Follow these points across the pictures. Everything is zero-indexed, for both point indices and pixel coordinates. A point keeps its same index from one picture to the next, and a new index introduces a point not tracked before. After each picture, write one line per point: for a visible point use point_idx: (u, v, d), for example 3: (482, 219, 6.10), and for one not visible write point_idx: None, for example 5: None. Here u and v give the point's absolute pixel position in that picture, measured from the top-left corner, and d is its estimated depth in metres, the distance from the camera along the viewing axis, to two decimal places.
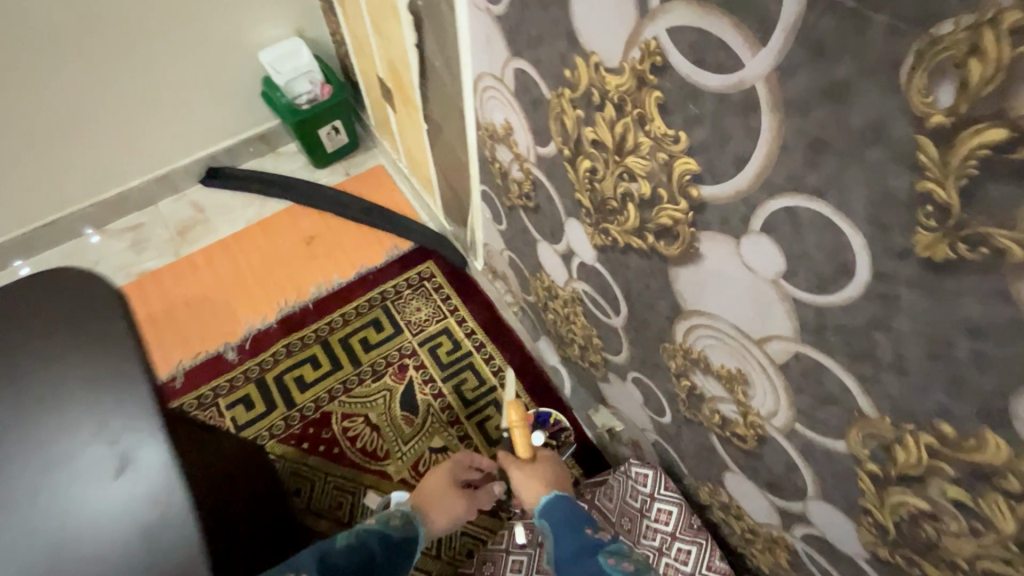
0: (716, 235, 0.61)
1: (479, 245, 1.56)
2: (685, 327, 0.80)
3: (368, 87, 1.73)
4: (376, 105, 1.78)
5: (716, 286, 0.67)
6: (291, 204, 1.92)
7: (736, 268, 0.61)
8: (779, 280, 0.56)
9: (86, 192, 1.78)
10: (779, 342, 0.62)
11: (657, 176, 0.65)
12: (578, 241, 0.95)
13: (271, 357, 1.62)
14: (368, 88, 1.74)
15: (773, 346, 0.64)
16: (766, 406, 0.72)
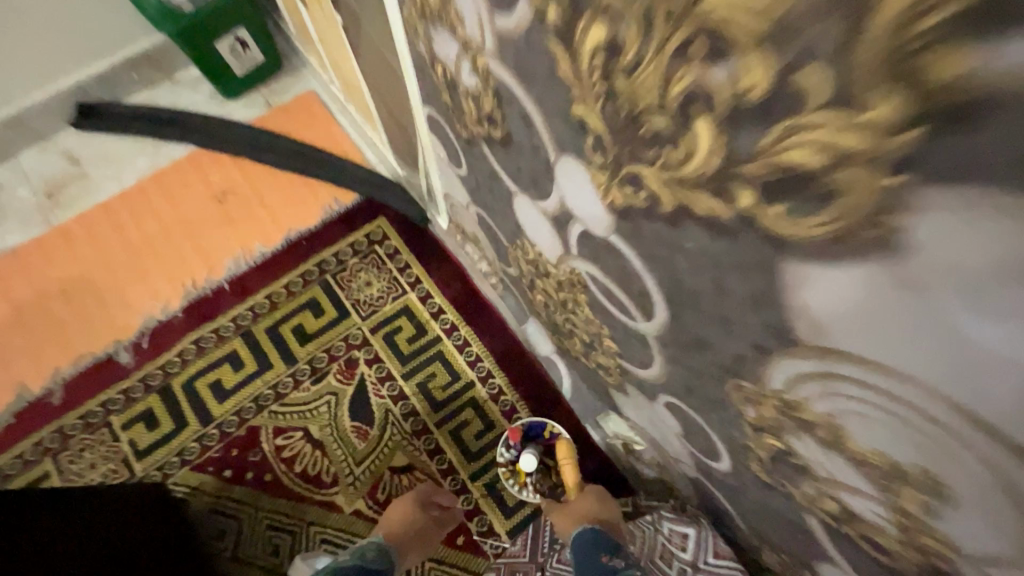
0: (982, 215, 0.23)
1: (439, 196, 1.14)
2: (792, 371, 0.41)
3: None
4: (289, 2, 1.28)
5: (918, 324, 0.29)
6: (195, 149, 1.46)
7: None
8: None
9: None
10: None
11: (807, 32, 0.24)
12: (579, 198, 0.54)
13: (176, 358, 1.23)
14: None
15: None
16: (977, 539, 0.36)
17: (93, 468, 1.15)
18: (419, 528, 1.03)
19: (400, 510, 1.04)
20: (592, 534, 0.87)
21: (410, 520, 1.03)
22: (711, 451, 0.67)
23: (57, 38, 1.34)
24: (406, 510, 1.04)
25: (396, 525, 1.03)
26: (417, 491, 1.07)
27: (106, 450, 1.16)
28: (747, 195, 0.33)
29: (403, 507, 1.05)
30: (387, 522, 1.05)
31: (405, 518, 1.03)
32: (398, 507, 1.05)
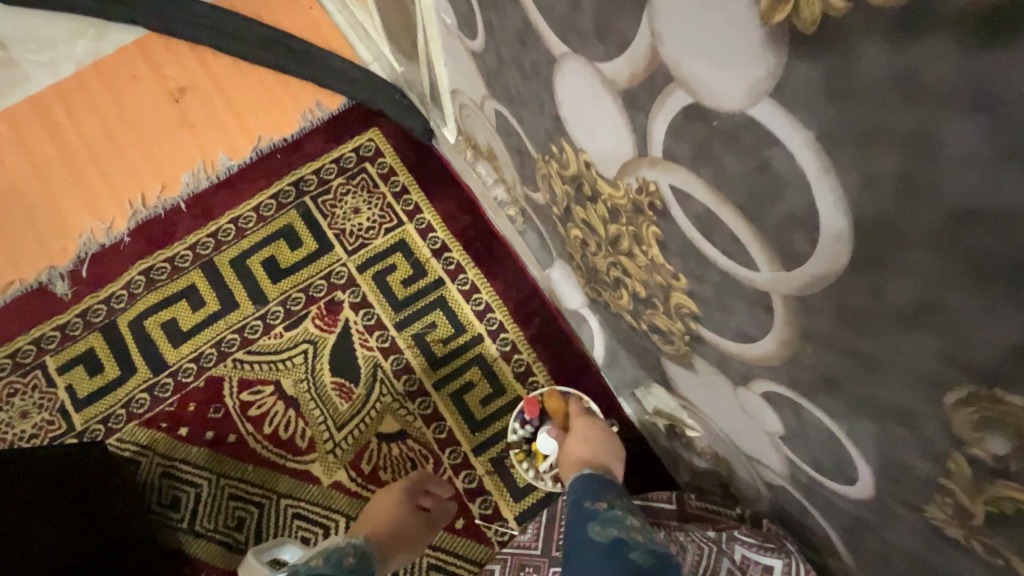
0: None
1: (445, 96, 0.87)
2: None
3: None
4: None
5: None
6: (146, 33, 1.17)
7: None
8: None
9: None
10: None
11: None
12: (696, 29, 0.29)
13: (122, 291, 1.01)
14: None
15: None
16: None
17: (25, 418, 0.96)
18: (410, 524, 0.83)
19: (385, 504, 0.84)
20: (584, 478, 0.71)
21: (399, 516, 0.83)
22: (835, 468, 0.45)
23: None
24: (393, 504, 0.84)
25: (384, 521, 0.82)
26: (410, 481, 0.87)
27: (39, 397, 0.97)
28: None
29: (391, 499, 0.85)
30: (368, 518, 0.84)
31: (393, 512, 0.83)
32: (386, 500, 0.84)
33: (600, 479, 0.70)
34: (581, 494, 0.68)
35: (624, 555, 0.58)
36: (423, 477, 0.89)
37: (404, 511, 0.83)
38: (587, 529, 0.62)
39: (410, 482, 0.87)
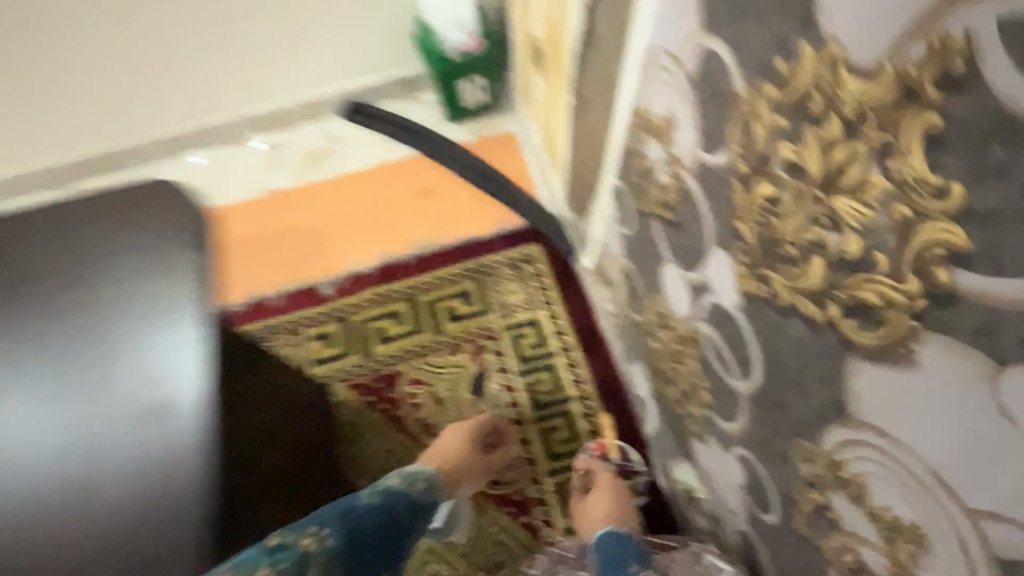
0: (882, 379, 0.50)
1: (594, 242, 1.40)
2: (834, 446, 0.61)
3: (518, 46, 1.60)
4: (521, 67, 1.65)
5: (886, 399, 0.51)
6: (415, 153, 1.88)
7: (891, 428, 0.51)
8: (900, 468, 0.52)
9: (241, 104, 1.82)
10: (883, 499, 0.56)
11: (879, 235, 0.46)
12: (719, 277, 0.76)
13: (359, 302, 1.61)
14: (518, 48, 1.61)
15: (878, 497, 0.56)
16: (882, 564, 0.59)
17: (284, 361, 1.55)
18: (472, 457, 1.23)
19: (456, 439, 1.24)
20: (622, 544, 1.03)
21: (465, 449, 1.23)
22: (764, 502, 0.84)
23: (356, 54, 1.80)
24: (461, 442, 1.24)
25: (455, 451, 1.22)
26: (478, 424, 1.27)
27: (295, 351, 1.56)
28: (834, 309, 0.54)
29: (460, 438, 1.24)
30: (441, 448, 1.23)
31: (462, 446, 1.23)
32: (457, 435, 1.25)
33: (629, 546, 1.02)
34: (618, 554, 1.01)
35: None
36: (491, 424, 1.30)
37: (468, 449, 1.24)
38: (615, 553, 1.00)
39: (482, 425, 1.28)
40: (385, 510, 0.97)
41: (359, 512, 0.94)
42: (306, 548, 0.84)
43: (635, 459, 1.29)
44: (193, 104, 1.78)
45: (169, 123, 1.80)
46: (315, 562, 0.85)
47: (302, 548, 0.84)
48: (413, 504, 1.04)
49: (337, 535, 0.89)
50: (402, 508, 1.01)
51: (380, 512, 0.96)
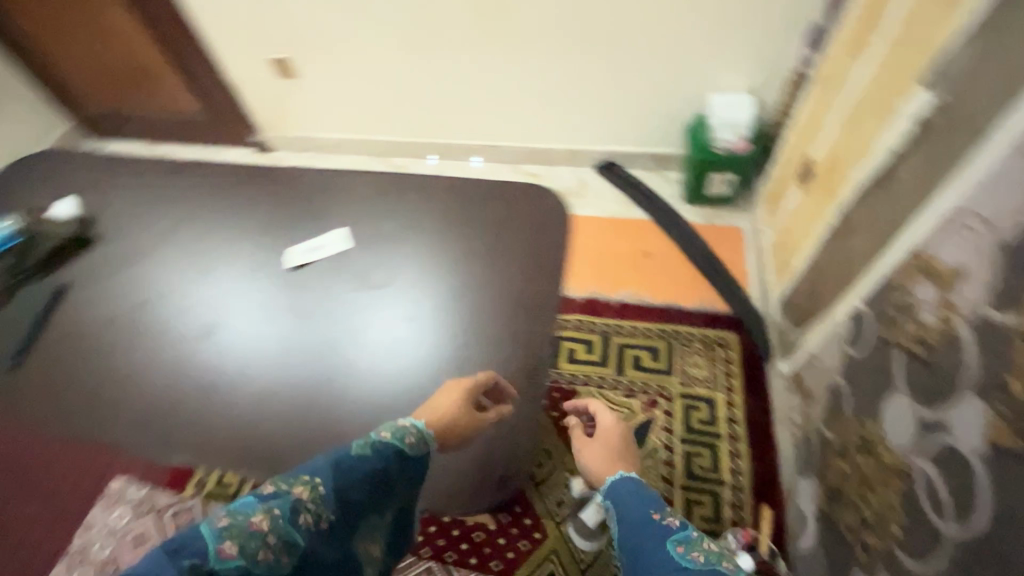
0: None
1: (802, 352, 1.47)
2: None
3: (785, 161, 1.75)
4: (779, 178, 1.80)
5: None
6: (647, 217, 2.10)
7: None
8: None
9: (525, 138, 2.22)
10: None
11: None
12: (963, 422, 0.83)
13: (561, 321, 1.85)
14: (783, 162, 1.77)
15: None
16: None
17: None
18: (467, 418, 1.03)
19: (450, 398, 1.04)
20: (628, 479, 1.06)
21: (460, 408, 1.03)
22: None
23: (631, 126, 2.10)
24: (455, 398, 1.04)
25: (447, 412, 1.02)
26: (475, 381, 1.07)
27: None
28: None
29: (455, 396, 1.05)
30: (434, 407, 1.04)
31: (455, 406, 1.03)
32: (449, 396, 1.05)
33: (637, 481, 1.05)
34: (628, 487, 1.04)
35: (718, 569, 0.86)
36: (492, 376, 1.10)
37: (460, 408, 1.03)
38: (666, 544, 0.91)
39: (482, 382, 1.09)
40: (379, 466, 0.88)
41: (348, 469, 0.85)
42: (299, 500, 0.78)
43: (780, 567, 1.27)
44: (491, 129, 2.21)
45: (468, 136, 2.25)
46: (310, 513, 0.78)
47: (292, 498, 0.78)
48: (406, 458, 0.93)
49: (331, 489, 0.82)
50: (394, 464, 0.91)
51: (374, 464, 0.88)
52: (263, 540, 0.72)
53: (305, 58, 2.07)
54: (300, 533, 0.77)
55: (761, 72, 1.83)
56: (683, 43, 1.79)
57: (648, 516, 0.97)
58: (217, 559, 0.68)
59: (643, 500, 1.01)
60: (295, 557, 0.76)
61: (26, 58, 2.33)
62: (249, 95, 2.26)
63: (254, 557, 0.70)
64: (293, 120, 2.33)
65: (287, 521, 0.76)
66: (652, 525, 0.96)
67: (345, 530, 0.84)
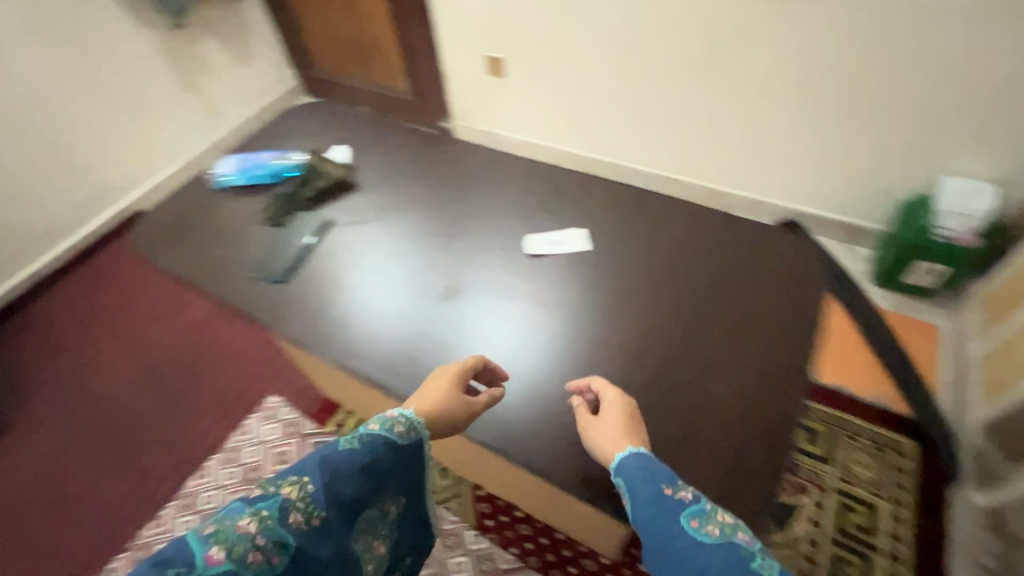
0: None
1: (1013, 489, 1.26)
2: None
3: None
4: (1011, 284, 1.57)
5: None
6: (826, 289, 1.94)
7: None
8: None
9: (707, 177, 2.16)
10: None
11: None
12: None
13: None
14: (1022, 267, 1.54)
15: None
16: None
17: None
18: (451, 403, 0.92)
19: (432, 382, 0.93)
20: (632, 457, 0.79)
21: (441, 395, 0.92)
22: None
23: (830, 189, 1.95)
24: (437, 386, 0.93)
25: (428, 397, 0.91)
26: (460, 366, 0.95)
27: None
28: None
29: (436, 381, 0.94)
30: (416, 398, 0.93)
31: (437, 391, 0.92)
32: (432, 382, 0.93)
33: (647, 462, 0.78)
34: (638, 469, 0.77)
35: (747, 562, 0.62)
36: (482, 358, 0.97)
37: (444, 393, 0.92)
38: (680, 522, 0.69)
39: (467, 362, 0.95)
40: (370, 460, 0.78)
41: (337, 463, 0.75)
42: (287, 498, 0.68)
43: None
44: (673, 162, 2.18)
45: (648, 164, 2.24)
46: (303, 511, 0.69)
47: (280, 498, 0.68)
48: (398, 450, 0.83)
49: (322, 485, 0.72)
50: (390, 456, 0.81)
51: (365, 458, 0.78)
52: (252, 540, 0.63)
53: (520, 60, 2.18)
54: (291, 534, 0.67)
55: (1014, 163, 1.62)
56: (927, 113, 1.64)
57: (655, 502, 0.72)
58: (202, 565, 0.59)
59: (656, 478, 0.76)
60: (287, 558, 0.66)
61: (282, 20, 2.68)
62: (456, 84, 2.42)
63: (243, 560, 0.62)
64: (486, 114, 2.46)
65: (278, 522, 0.66)
66: (666, 503, 0.72)
67: (343, 528, 0.74)
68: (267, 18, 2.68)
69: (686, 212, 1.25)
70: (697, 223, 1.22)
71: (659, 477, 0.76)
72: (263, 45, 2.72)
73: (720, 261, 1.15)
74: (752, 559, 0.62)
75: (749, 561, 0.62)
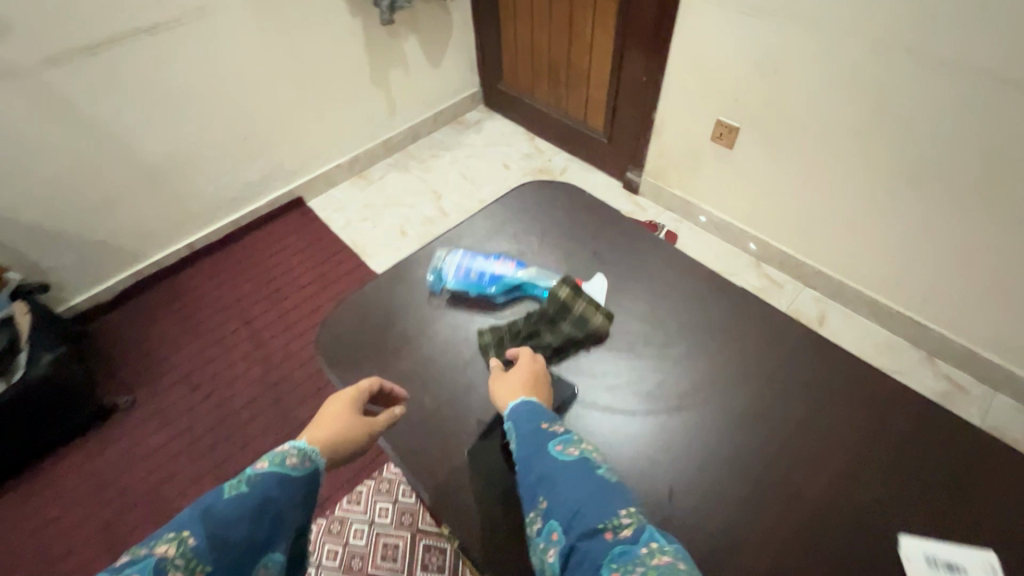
0: None
1: None
2: None
3: None
4: None
5: None
6: None
7: None
8: None
9: (967, 335, 1.66)
10: None
11: None
12: None
13: None
14: None
15: None
16: None
17: None
18: (358, 427, 0.85)
19: (333, 412, 0.85)
20: (521, 405, 0.89)
21: (346, 420, 0.85)
22: None
23: None
24: (339, 411, 0.86)
25: (328, 429, 0.83)
26: (356, 391, 0.90)
27: None
28: None
29: (336, 408, 0.86)
30: (317, 426, 0.84)
31: (341, 417, 0.85)
32: (331, 408, 0.86)
33: (534, 405, 0.89)
34: (528, 411, 0.88)
35: (594, 468, 0.79)
36: (376, 379, 0.94)
37: (347, 418, 0.85)
38: (548, 450, 0.82)
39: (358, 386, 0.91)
40: (259, 501, 0.69)
41: (220, 514, 0.65)
42: (161, 561, 0.58)
43: None
44: (924, 305, 1.70)
45: (887, 292, 1.77)
46: (182, 569, 0.59)
47: (153, 559, 0.58)
48: (292, 486, 0.73)
49: (205, 538, 0.62)
50: (286, 492, 0.72)
51: (252, 501, 0.68)
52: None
53: (758, 135, 1.78)
54: None
55: None
56: None
57: (532, 432, 0.85)
58: None
59: (534, 415, 0.88)
60: None
61: (485, 25, 2.45)
62: (664, 140, 2.06)
63: None
64: (690, 181, 2.09)
65: None
66: (540, 437, 0.84)
67: None
68: (470, 21, 2.48)
69: None
70: None
71: (543, 414, 0.88)
72: (459, 47, 2.52)
73: None
74: (595, 469, 0.79)
75: (594, 470, 0.79)
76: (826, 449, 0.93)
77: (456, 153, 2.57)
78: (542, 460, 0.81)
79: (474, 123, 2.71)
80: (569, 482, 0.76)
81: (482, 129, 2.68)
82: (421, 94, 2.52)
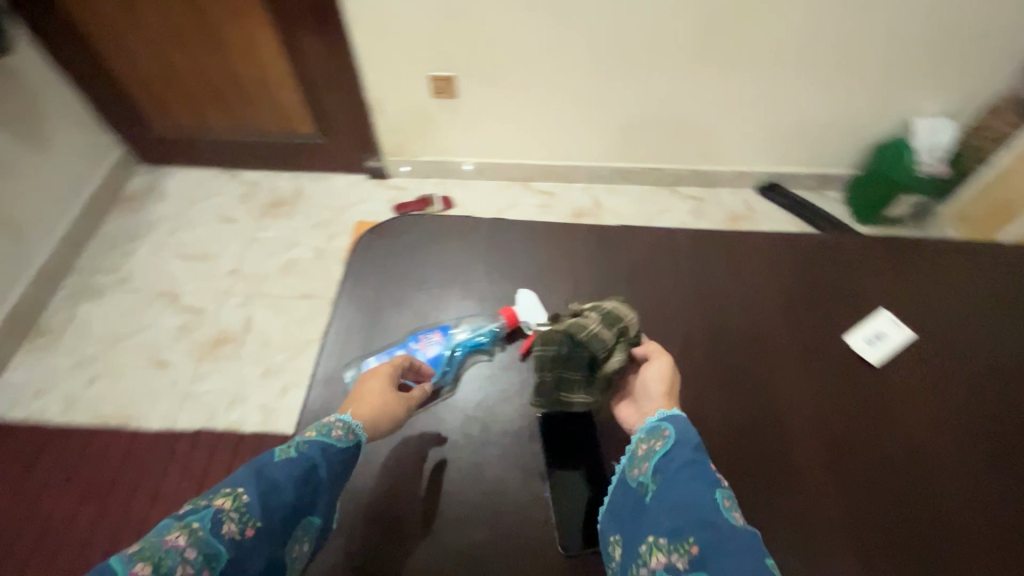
0: None
1: None
2: None
3: (1005, 180, 1.77)
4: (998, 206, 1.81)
5: None
6: None
7: None
8: None
9: (687, 159, 2.08)
10: None
11: None
12: None
13: None
14: (1001, 183, 1.79)
15: None
16: None
17: None
18: (397, 410, 0.73)
19: (374, 386, 0.74)
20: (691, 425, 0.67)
21: (385, 399, 0.73)
22: None
23: (806, 152, 2.01)
24: (379, 386, 0.74)
25: (368, 401, 0.72)
26: (397, 365, 0.77)
27: None
28: None
29: (378, 383, 0.74)
30: (357, 398, 0.72)
31: (382, 396, 0.73)
32: (372, 382, 0.74)
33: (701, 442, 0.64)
34: (690, 444, 0.62)
35: (752, 544, 0.52)
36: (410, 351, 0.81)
37: (387, 397, 0.73)
38: (709, 493, 0.57)
39: (394, 362, 0.77)
40: (306, 467, 0.61)
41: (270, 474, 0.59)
42: (218, 512, 0.55)
43: None
44: (651, 156, 2.07)
45: (626, 157, 2.08)
46: (235, 521, 0.55)
47: (211, 508, 0.55)
48: (337, 460, 0.64)
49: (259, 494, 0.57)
50: (329, 464, 0.63)
51: (301, 466, 0.61)
52: (178, 560, 0.50)
53: (468, 73, 1.79)
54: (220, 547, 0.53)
55: (968, 100, 1.77)
56: (896, 72, 1.71)
57: (695, 473, 0.59)
58: None
59: (694, 447, 0.62)
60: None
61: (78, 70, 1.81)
62: (384, 113, 1.92)
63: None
64: (431, 142, 2.04)
65: (208, 534, 0.53)
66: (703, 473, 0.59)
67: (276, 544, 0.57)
68: (53, 72, 1.79)
69: (843, 239, 1.04)
70: (854, 250, 1.03)
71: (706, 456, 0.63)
72: (59, 110, 1.83)
73: (886, 280, 1.00)
74: (766, 560, 0.51)
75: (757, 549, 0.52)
76: (783, 346, 0.91)
77: (154, 237, 1.97)
78: (696, 498, 0.57)
79: (147, 191, 2.09)
80: (720, 540, 0.52)
81: (165, 193, 2.09)
82: (47, 192, 1.80)
